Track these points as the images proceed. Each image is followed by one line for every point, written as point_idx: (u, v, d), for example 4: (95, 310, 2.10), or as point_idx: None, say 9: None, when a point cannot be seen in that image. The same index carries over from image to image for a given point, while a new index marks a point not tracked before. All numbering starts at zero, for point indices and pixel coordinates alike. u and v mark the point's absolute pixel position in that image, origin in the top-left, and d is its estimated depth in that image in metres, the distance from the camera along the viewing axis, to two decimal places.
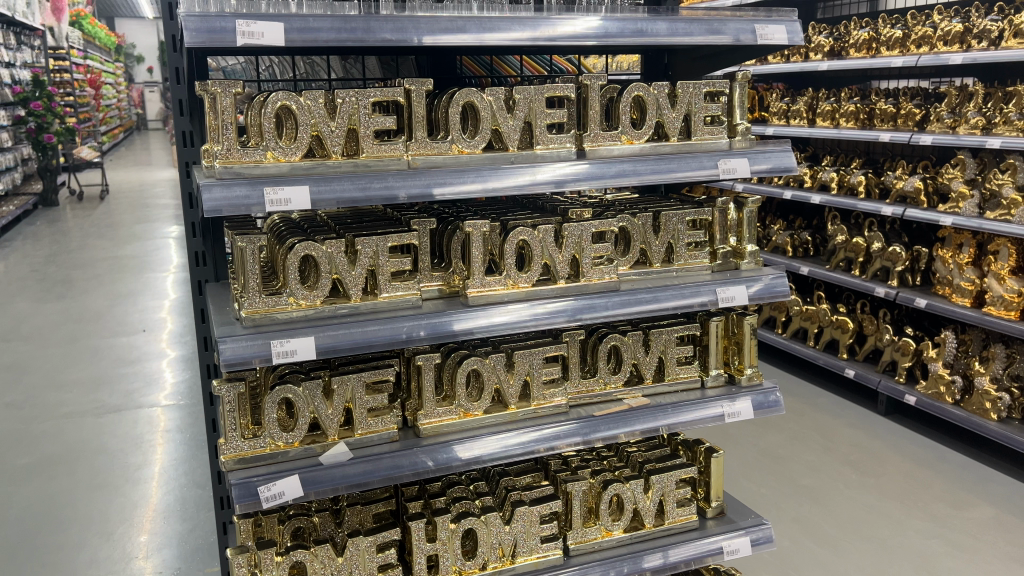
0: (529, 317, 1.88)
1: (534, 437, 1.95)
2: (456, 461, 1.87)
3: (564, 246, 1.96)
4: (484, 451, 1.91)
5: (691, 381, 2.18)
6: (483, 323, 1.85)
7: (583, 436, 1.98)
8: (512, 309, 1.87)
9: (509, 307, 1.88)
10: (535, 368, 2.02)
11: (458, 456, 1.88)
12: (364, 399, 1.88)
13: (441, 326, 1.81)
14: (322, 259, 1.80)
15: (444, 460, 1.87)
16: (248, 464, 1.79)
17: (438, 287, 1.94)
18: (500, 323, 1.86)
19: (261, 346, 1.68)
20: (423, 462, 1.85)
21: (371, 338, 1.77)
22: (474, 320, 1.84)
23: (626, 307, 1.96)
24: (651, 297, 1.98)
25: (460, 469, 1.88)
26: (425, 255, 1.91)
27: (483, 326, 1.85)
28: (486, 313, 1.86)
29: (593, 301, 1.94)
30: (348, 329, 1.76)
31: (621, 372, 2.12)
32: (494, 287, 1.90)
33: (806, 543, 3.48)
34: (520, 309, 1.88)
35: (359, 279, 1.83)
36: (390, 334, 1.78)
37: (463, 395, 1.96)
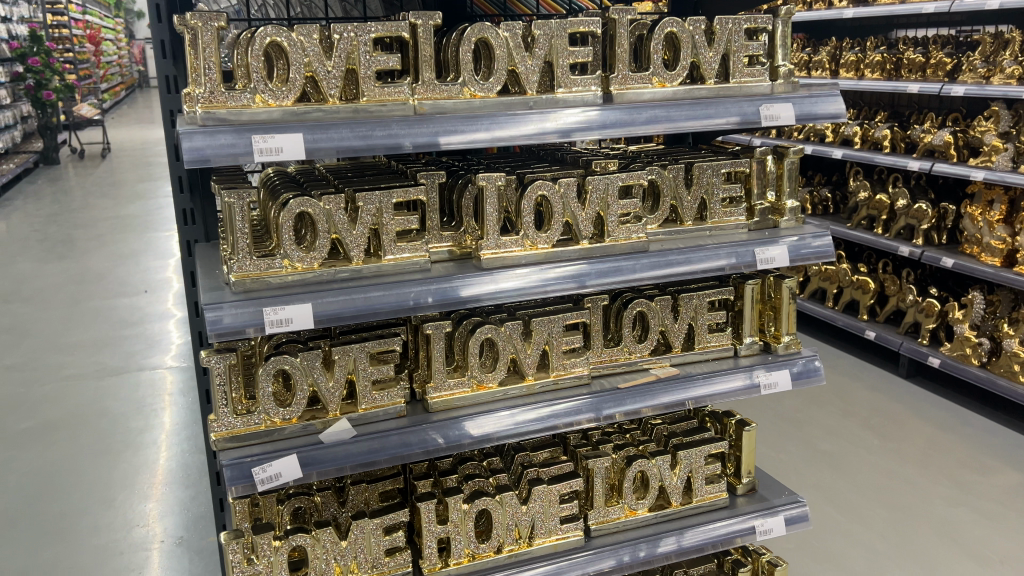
0: (548, 283, 1.70)
1: (551, 413, 1.79)
2: (467, 439, 1.71)
3: (589, 201, 1.77)
4: (497, 428, 1.75)
5: (723, 349, 2.00)
6: (497, 289, 1.67)
7: (605, 410, 1.82)
8: (530, 272, 1.69)
9: (527, 271, 1.69)
10: (555, 336, 1.84)
11: (469, 434, 1.72)
12: (368, 371, 1.71)
13: (449, 293, 1.63)
14: (320, 218, 1.61)
15: (455, 438, 1.71)
16: (242, 443, 1.64)
17: (448, 247, 1.76)
18: (516, 289, 1.68)
19: (253, 314, 1.51)
20: (433, 440, 1.69)
21: (372, 305, 1.59)
22: (486, 286, 1.66)
23: (653, 270, 1.78)
24: (682, 258, 1.80)
25: (472, 448, 1.72)
26: (433, 212, 1.72)
27: (495, 293, 1.66)
28: (497, 277, 1.67)
29: (619, 263, 1.76)
30: (348, 295, 1.58)
31: (648, 341, 1.94)
32: (510, 248, 1.71)
33: (828, 511, 3.34)
34: (539, 271, 1.70)
35: (360, 239, 1.65)
36: (394, 300, 1.61)
37: (476, 365, 1.79)
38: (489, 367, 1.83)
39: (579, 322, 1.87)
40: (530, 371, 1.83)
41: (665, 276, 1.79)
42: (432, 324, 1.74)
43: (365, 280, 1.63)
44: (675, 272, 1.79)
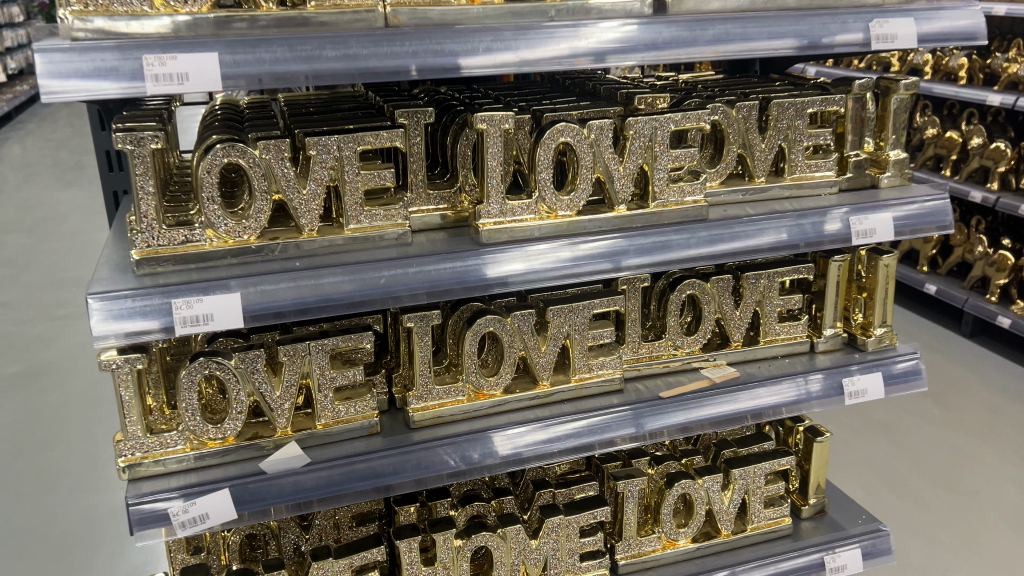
0: (575, 261, 1.25)
1: (574, 430, 1.36)
2: (494, 459, 1.32)
3: (629, 154, 1.29)
4: (528, 443, 1.34)
5: (796, 343, 1.56)
6: (512, 271, 1.22)
7: (653, 424, 1.40)
8: (555, 247, 1.25)
9: (545, 246, 1.24)
10: (580, 329, 1.39)
11: (496, 452, 1.32)
12: (328, 377, 1.29)
13: (467, 275, 1.20)
14: (257, 173, 1.16)
15: (478, 458, 1.31)
16: (159, 472, 1.24)
17: (439, 211, 1.31)
18: (532, 272, 1.23)
19: (155, 310, 1.09)
20: (447, 462, 1.30)
21: (331, 295, 1.16)
22: (503, 268, 1.22)
23: (715, 247, 1.32)
24: (752, 230, 1.34)
25: (502, 471, 1.33)
26: (418, 164, 1.27)
27: (513, 276, 1.22)
28: (529, 253, 1.23)
29: (667, 237, 1.30)
30: (294, 282, 1.15)
31: (700, 335, 1.50)
32: (520, 215, 1.26)
33: (882, 492, 2.76)
34: (566, 246, 1.25)
35: (314, 203, 1.20)
36: (360, 287, 1.17)
37: (473, 368, 1.36)
38: (491, 367, 1.40)
39: (610, 310, 1.42)
40: (546, 374, 1.40)
41: (729, 255, 1.33)
42: (412, 316, 1.30)
43: (319, 260, 1.19)
44: (743, 248, 1.34)
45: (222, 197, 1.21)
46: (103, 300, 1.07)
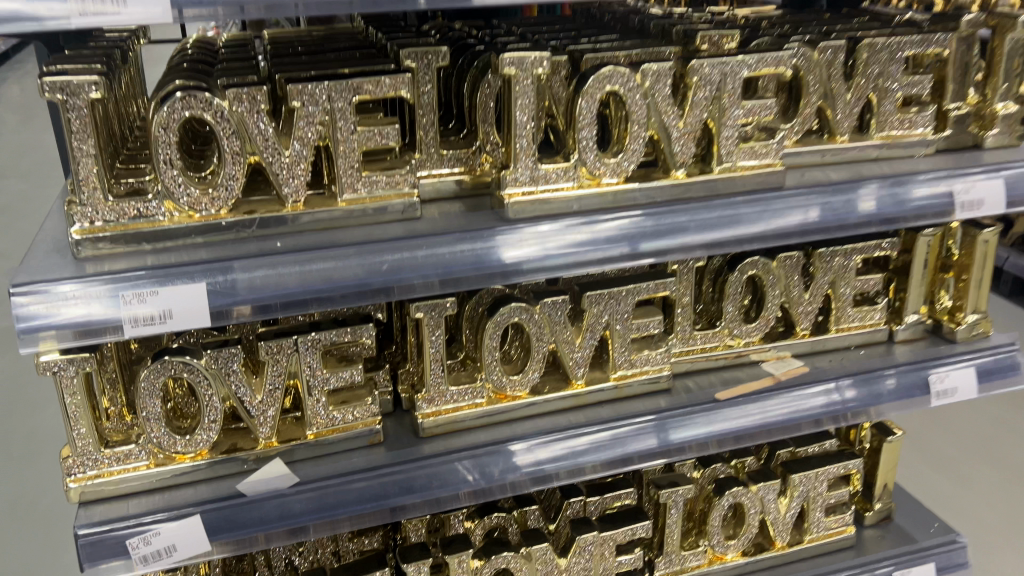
0: (622, 240, 1.00)
1: (611, 439, 1.14)
2: (519, 475, 1.10)
3: (691, 108, 1.04)
4: (558, 455, 1.12)
5: (872, 332, 1.33)
6: (530, 255, 0.98)
7: (706, 430, 1.17)
8: (593, 224, 1.00)
9: (585, 222, 1.00)
10: (622, 319, 1.16)
11: (520, 467, 1.10)
12: (320, 379, 1.06)
13: (490, 259, 0.97)
14: (227, 130, 0.92)
15: (499, 475, 1.09)
16: (117, 494, 1.03)
17: (456, 177, 1.09)
18: (567, 256, 0.99)
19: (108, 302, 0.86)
20: (464, 480, 1.08)
21: (321, 284, 0.93)
22: (518, 251, 0.97)
23: (795, 222, 1.07)
24: (840, 203, 1.09)
25: (529, 489, 1.12)
26: (430, 119, 1.04)
27: (532, 263, 0.98)
28: (546, 235, 0.98)
29: (735, 210, 1.05)
30: (275, 269, 0.92)
31: (762, 323, 1.27)
32: (557, 183, 1.01)
33: None
34: (602, 222, 1.00)
35: (300, 168, 0.96)
36: (355, 275, 0.94)
37: (494, 366, 1.13)
38: (515, 363, 1.18)
39: (658, 296, 1.19)
40: (580, 372, 1.17)
41: (812, 233, 1.08)
42: (420, 306, 1.07)
43: (306, 241, 0.96)
44: (831, 224, 1.09)
45: (184, 159, 0.97)
46: (106, 282, 0.86)
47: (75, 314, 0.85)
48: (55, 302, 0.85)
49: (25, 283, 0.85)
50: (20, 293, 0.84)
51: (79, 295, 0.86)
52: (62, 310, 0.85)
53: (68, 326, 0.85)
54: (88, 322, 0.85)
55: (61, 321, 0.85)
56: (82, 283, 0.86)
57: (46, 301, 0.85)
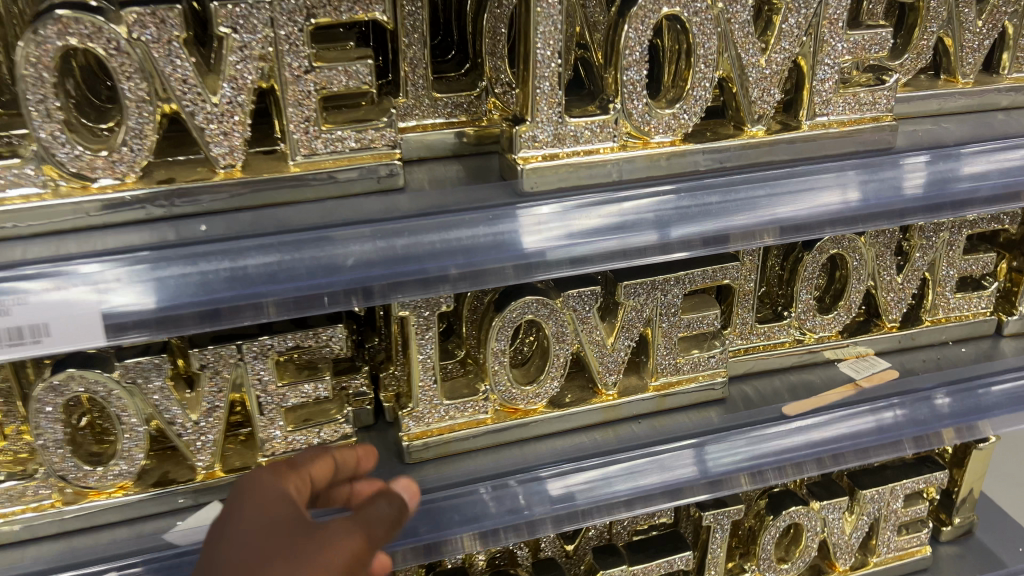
0: (676, 222, 0.74)
1: (665, 460, 0.90)
2: (552, 506, 0.86)
3: (778, 40, 0.75)
4: (600, 480, 0.88)
5: (973, 324, 1.07)
6: (557, 240, 0.71)
7: (785, 446, 0.93)
8: (638, 200, 0.73)
9: (629, 196, 0.73)
10: (667, 314, 0.91)
11: (552, 495, 0.86)
12: (274, 395, 0.82)
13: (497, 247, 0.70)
14: (127, 67, 0.65)
15: (527, 506, 0.85)
16: (10, 541, 0.79)
17: (455, 129, 0.81)
18: (608, 243, 0.72)
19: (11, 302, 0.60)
20: (482, 513, 0.84)
21: (260, 287, 0.67)
22: (541, 234, 0.71)
23: (859, 202, 0.78)
24: (937, 176, 0.80)
25: (562, 527, 0.89)
26: (419, 47, 0.78)
27: (558, 250, 0.72)
28: (570, 214, 0.71)
29: (832, 177, 0.77)
30: (189, 259, 0.64)
31: (840, 314, 1.01)
32: (592, 143, 0.74)
33: None
34: (646, 198, 0.73)
35: (233, 119, 0.69)
36: (307, 272, 0.67)
37: (500, 376, 0.88)
38: (528, 368, 0.93)
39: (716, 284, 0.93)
40: (611, 380, 0.92)
41: (882, 217, 0.79)
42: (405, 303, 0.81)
43: (242, 224, 0.69)
44: (928, 205, 0.80)
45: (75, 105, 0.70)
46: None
47: (100, 302, 0.62)
48: (80, 286, 0.62)
49: (41, 261, 0.63)
50: (37, 272, 0.61)
51: (110, 277, 0.63)
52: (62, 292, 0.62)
53: (91, 320, 0.62)
54: (120, 313, 0.63)
55: (84, 312, 0.62)
56: (108, 261, 0.63)
57: (67, 286, 0.62)
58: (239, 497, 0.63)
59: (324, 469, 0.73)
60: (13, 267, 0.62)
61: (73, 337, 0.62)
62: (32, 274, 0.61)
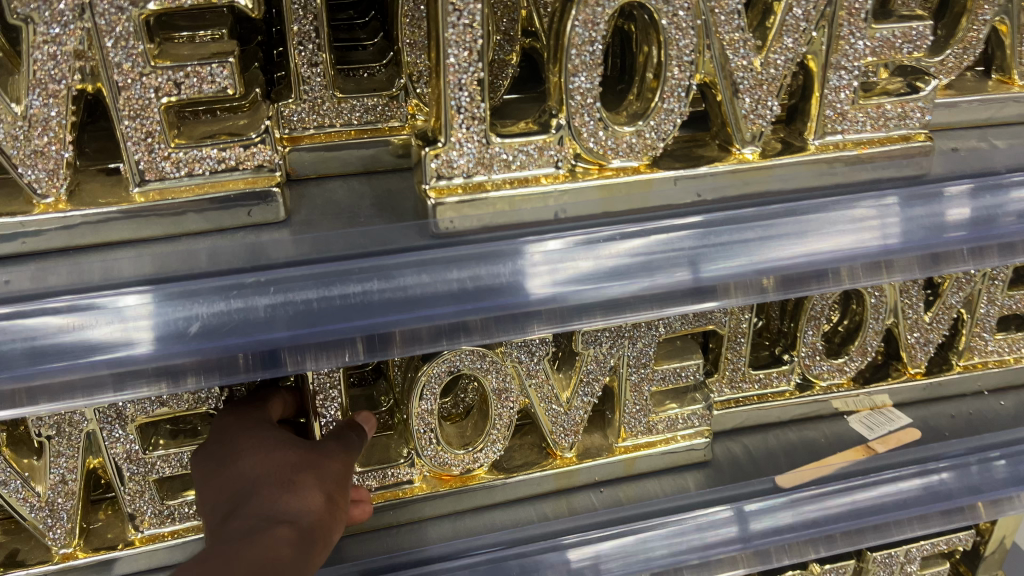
0: (671, 267, 0.56)
1: (708, 526, 0.74)
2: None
3: (779, 36, 0.57)
4: (629, 548, 0.72)
5: (1011, 370, 0.89)
6: (586, 278, 0.55)
7: (856, 505, 0.77)
8: (664, 233, 0.56)
9: (599, 232, 0.56)
10: (636, 365, 0.74)
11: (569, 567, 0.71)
12: (141, 466, 0.67)
13: (406, 304, 0.54)
14: None
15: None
16: None
17: (374, 138, 0.64)
18: (625, 287, 0.55)
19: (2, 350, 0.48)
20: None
21: (111, 358, 0.49)
22: (561, 274, 0.55)
23: (892, 242, 0.59)
24: (986, 209, 0.61)
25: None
26: (322, 38, 0.60)
27: (573, 294, 0.55)
28: (593, 247, 0.55)
29: (855, 211, 0.59)
30: None
31: (852, 359, 0.84)
32: (528, 170, 0.57)
33: None
34: (673, 230, 0.56)
35: (46, 135, 0.52)
36: (130, 343, 0.50)
37: (427, 441, 0.70)
38: (468, 424, 0.75)
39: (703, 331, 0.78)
40: (568, 443, 0.75)
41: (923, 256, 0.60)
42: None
43: (57, 275, 0.53)
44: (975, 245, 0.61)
45: None
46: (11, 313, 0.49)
47: (124, 346, 0.50)
48: (107, 325, 0.50)
49: (71, 292, 0.51)
50: (61, 306, 0.49)
51: (142, 315, 0.50)
52: (94, 331, 0.49)
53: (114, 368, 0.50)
54: (149, 359, 0.50)
55: (106, 358, 0.49)
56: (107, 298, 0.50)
57: (95, 325, 0.49)
58: (216, 437, 0.59)
59: (254, 433, 0.59)
60: (35, 299, 0.50)
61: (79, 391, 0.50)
62: (53, 309, 0.49)
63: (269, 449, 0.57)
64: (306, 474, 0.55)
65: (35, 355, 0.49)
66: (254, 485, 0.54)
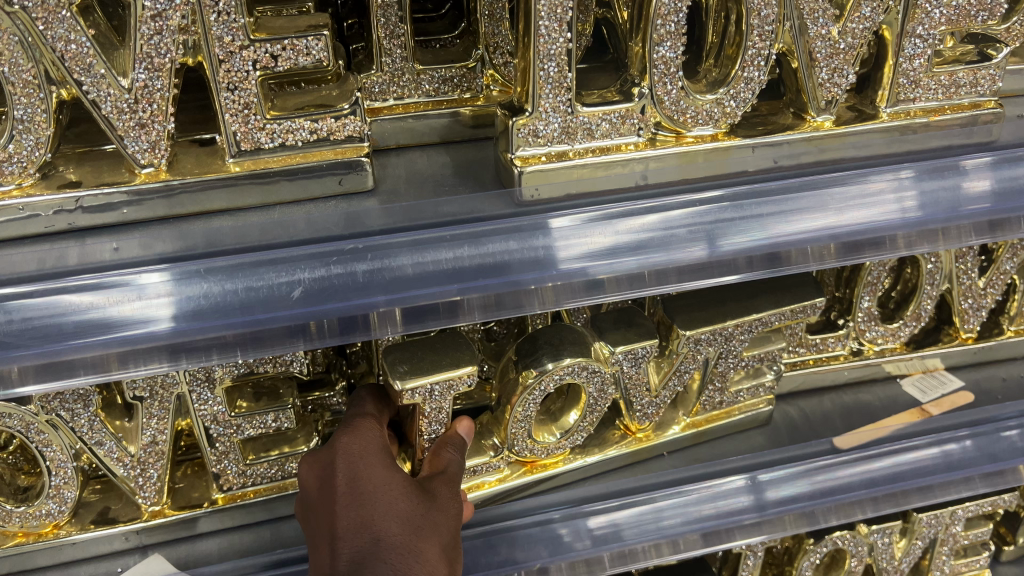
0: (688, 241, 0.58)
1: (726, 490, 0.77)
2: (596, 542, 0.74)
3: (858, 6, 0.58)
4: (643, 514, 0.75)
5: None
6: (601, 254, 0.56)
7: (868, 474, 0.79)
8: (687, 208, 0.58)
9: (652, 207, 0.57)
10: (727, 357, 0.78)
11: (590, 533, 0.74)
12: (227, 426, 0.69)
13: (441, 274, 0.55)
14: (5, 43, 0.50)
15: (563, 547, 0.73)
16: None
17: (448, 109, 0.65)
18: (650, 259, 0.57)
19: (28, 327, 0.50)
20: (516, 559, 0.72)
21: (133, 334, 0.51)
22: (575, 250, 0.56)
23: (953, 208, 0.61)
24: None
25: (610, 570, 0.75)
26: (404, 7, 0.62)
27: (601, 267, 0.56)
28: (591, 228, 0.56)
29: (919, 178, 0.61)
30: (86, 294, 0.50)
31: (906, 324, 0.85)
32: (609, 138, 0.59)
33: None
34: (694, 204, 0.58)
35: (150, 107, 0.54)
36: (238, 307, 0.53)
37: (519, 437, 0.72)
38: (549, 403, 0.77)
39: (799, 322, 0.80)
40: (645, 424, 0.78)
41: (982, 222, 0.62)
42: (421, 387, 0.63)
43: (164, 242, 0.55)
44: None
45: None
46: (35, 293, 0.50)
47: (143, 324, 0.51)
48: (129, 302, 0.51)
49: (93, 272, 0.52)
50: (83, 284, 0.51)
51: (162, 293, 0.51)
52: (115, 309, 0.51)
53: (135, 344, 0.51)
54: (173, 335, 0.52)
55: (127, 335, 0.51)
56: (134, 278, 0.52)
57: (117, 302, 0.51)
58: (339, 459, 0.58)
59: (380, 470, 0.58)
60: (65, 277, 0.51)
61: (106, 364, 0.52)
62: (76, 287, 0.51)
63: (392, 503, 0.57)
64: (425, 534, 0.57)
65: (59, 332, 0.50)
66: (382, 543, 0.55)
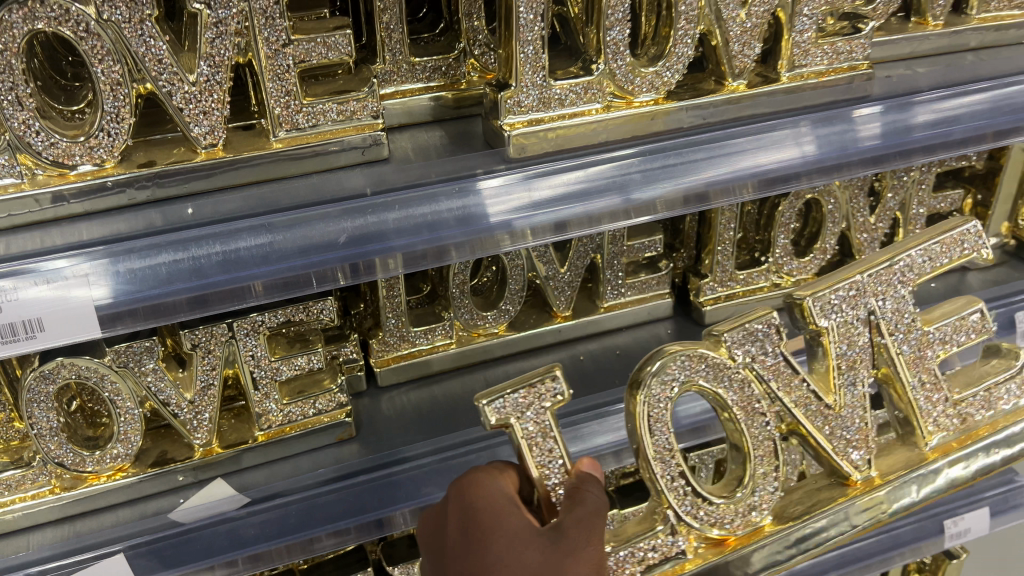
0: (604, 193, 0.72)
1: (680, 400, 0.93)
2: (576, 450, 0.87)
3: None
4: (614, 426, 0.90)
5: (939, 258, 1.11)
6: (528, 208, 0.70)
7: None
8: (603, 164, 0.73)
9: (579, 165, 0.72)
10: (898, 346, 0.80)
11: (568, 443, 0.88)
12: (268, 369, 0.82)
13: (425, 224, 0.68)
14: (99, 49, 0.62)
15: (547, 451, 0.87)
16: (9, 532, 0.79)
17: (432, 93, 0.80)
18: (573, 209, 0.71)
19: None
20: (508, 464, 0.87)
21: (63, 308, 0.60)
22: (507, 205, 0.70)
23: (844, 147, 0.78)
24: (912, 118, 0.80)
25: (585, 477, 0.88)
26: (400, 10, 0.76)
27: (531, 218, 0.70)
28: (524, 185, 0.70)
29: (815, 126, 0.78)
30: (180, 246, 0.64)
31: (815, 257, 1.03)
32: (574, 105, 0.74)
33: None
34: (610, 161, 0.73)
35: (214, 97, 0.67)
36: (299, 251, 0.66)
37: (683, 494, 0.74)
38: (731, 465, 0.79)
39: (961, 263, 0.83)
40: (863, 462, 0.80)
41: (864, 156, 0.80)
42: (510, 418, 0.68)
43: (230, 206, 0.68)
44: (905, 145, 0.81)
45: (43, 92, 0.68)
46: None
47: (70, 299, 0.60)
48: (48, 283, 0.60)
49: (8, 262, 0.61)
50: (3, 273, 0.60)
51: (80, 272, 0.61)
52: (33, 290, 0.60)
53: (64, 315, 0.61)
54: (118, 301, 0.62)
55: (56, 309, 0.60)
56: (69, 260, 0.61)
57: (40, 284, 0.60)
58: (458, 531, 0.65)
59: (498, 535, 0.63)
60: None
61: (69, 330, 0.61)
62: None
63: (511, 568, 0.62)
64: None
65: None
66: None
